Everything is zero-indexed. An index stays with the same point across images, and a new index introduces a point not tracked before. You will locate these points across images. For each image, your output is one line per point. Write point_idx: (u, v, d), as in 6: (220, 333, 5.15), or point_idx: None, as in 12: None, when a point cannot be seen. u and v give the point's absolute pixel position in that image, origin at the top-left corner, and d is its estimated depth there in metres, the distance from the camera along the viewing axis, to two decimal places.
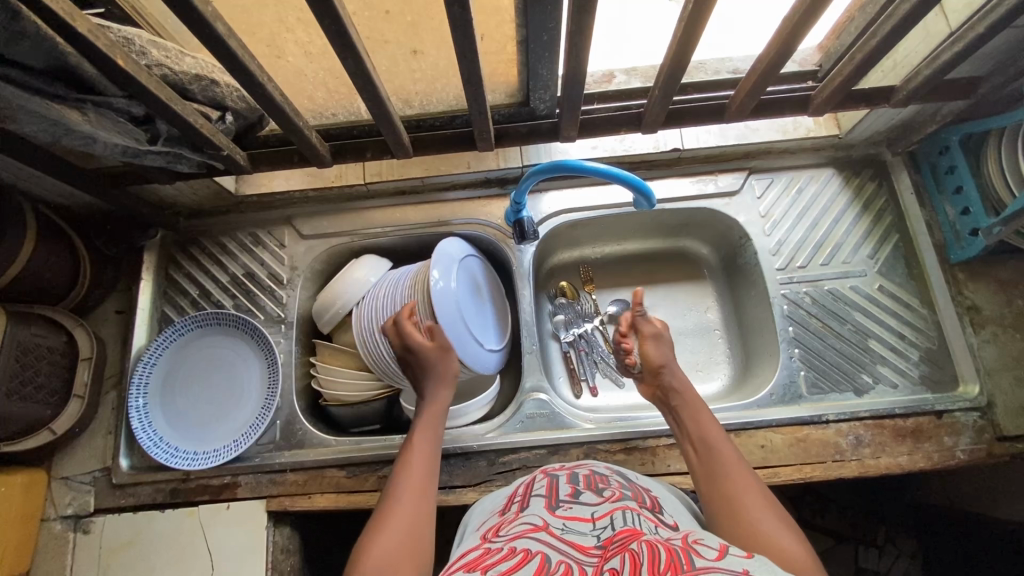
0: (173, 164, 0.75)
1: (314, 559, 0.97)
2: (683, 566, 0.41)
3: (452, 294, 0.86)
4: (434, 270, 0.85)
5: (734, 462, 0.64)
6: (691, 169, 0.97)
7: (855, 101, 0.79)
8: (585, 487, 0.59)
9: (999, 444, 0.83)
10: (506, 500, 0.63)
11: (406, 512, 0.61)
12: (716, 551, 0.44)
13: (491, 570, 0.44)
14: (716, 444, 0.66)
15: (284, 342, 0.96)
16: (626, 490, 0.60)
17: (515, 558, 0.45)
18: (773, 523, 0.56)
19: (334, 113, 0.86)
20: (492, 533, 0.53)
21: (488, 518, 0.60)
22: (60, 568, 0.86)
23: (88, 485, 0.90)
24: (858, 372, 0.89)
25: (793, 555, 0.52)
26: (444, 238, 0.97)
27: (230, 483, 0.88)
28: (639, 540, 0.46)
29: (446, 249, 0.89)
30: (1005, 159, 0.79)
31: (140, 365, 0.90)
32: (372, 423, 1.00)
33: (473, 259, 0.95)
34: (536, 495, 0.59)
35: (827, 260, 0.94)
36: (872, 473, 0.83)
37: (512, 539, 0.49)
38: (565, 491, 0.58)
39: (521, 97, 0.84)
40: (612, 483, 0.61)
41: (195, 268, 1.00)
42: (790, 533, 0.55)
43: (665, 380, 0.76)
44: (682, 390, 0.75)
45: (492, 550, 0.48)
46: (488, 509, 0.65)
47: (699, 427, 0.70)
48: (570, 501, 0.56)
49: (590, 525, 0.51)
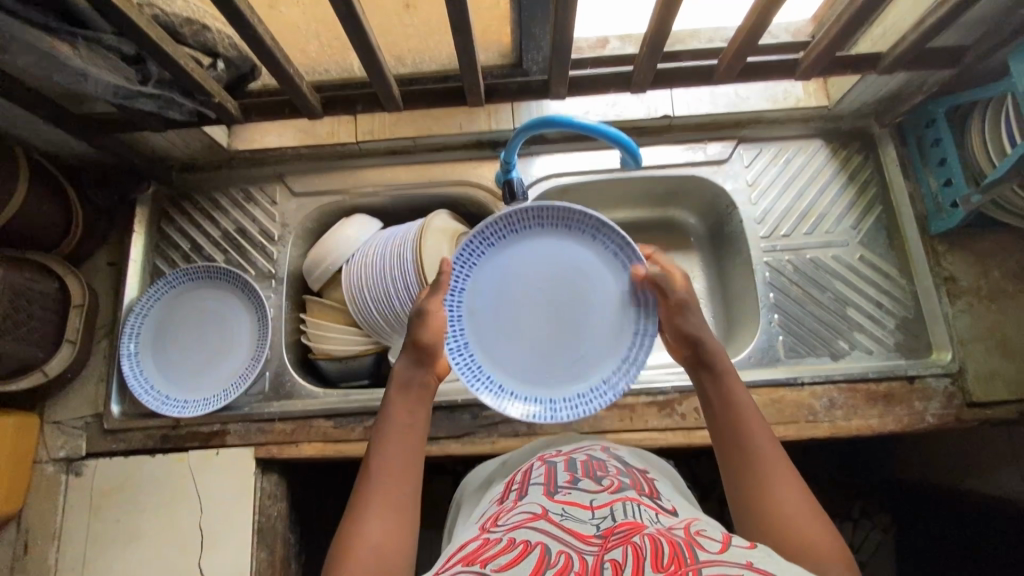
0: (165, 110, 0.74)
1: (303, 510, 0.99)
2: (687, 561, 0.43)
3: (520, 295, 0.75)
4: (500, 273, 0.75)
5: (767, 453, 0.58)
6: (681, 136, 0.98)
7: (843, 67, 0.79)
8: (583, 475, 0.62)
9: (968, 410, 0.86)
10: (505, 487, 0.65)
11: (387, 497, 0.56)
12: (720, 545, 0.46)
13: (489, 564, 0.45)
14: (749, 422, 0.61)
15: (274, 296, 0.97)
16: (624, 478, 0.63)
17: (514, 550, 0.46)
18: (803, 516, 0.52)
19: (327, 69, 0.87)
20: (490, 522, 0.55)
21: (487, 506, 0.62)
22: (53, 508, 0.88)
23: (79, 429, 0.91)
24: (835, 338, 0.91)
25: (822, 553, 0.49)
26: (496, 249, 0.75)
27: (220, 431, 0.90)
28: (641, 534, 0.48)
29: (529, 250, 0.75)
30: (990, 129, 0.80)
31: (132, 315, 0.93)
32: (360, 378, 0.99)
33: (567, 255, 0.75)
34: (534, 482, 0.62)
35: (811, 230, 0.96)
36: (844, 434, 0.85)
37: (512, 529, 0.51)
38: (563, 478, 0.61)
39: (514, 58, 0.85)
40: (610, 470, 0.64)
41: (186, 223, 1.01)
42: (819, 528, 0.51)
43: (698, 351, 0.67)
44: (718, 363, 0.66)
45: (490, 541, 0.50)
46: (485, 497, 0.67)
47: (729, 401, 0.63)
48: (568, 487, 0.59)
49: (589, 512, 0.54)
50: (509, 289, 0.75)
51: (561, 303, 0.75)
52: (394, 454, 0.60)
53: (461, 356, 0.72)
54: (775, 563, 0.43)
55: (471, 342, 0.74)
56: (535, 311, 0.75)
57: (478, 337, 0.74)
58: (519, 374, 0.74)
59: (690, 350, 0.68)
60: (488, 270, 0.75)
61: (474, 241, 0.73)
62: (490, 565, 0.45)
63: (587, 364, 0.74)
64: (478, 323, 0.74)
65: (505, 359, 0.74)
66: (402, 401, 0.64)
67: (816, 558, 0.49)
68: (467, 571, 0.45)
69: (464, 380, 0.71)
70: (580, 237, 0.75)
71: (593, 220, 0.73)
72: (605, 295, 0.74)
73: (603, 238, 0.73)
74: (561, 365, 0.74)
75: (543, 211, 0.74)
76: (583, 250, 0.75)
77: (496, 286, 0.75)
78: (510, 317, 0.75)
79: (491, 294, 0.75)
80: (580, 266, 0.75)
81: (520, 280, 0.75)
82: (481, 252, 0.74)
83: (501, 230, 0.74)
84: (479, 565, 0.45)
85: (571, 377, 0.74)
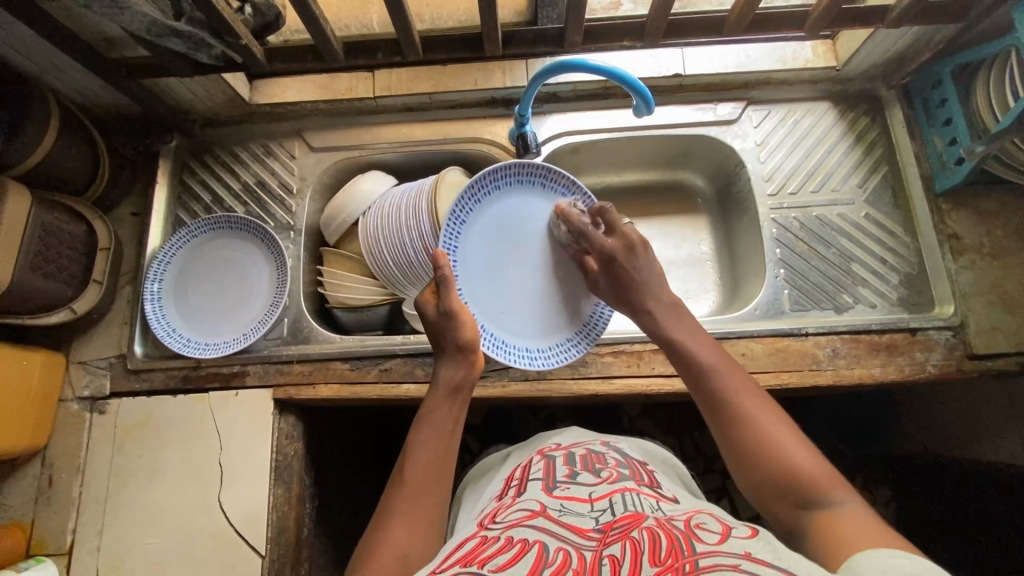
0: (194, 52, 0.76)
1: (319, 458, 1.02)
2: (684, 553, 0.46)
3: (502, 255, 0.84)
4: (482, 245, 0.83)
5: (744, 395, 0.62)
6: (691, 97, 1.00)
7: (849, 21, 0.82)
8: (582, 469, 0.68)
9: (969, 361, 0.87)
10: (505, 484, 0.71)
11: (417, 490, 0.61)
12: (718, 536, 0.49)
13: (488, 565, 0.48)
14: (722, 372, 0.64)
15: (292, 248, 1.00)
16: (624, 469, 0.69)
17: (511, 550, 0.50)
18: (792, 445, 0.57)
19: (346, 24, 0.92)
20: (490, 520, 0.60)
21: (489, 503, 0.68)
22: (77, 444, 0.91)
23: (103, 369, 0.95)
24: (839, 292, 0.93)
25: (818, 478, 0.54)
26: (467, 228, 0.82)
27: (239, 372, 0.92)
28: (639, 527, 0.52)
29: (495, 215, 0.83)
30: (994, 86, 0.82)
31: (155, 263, 0.96)
32: (374, 329, 1.02)
33: (527, 203, 0.85)
34: (534, 478, 0.67)
35: (817, 188, 0.98)
36: (847, 382, 0.87)
37: (511, 526, 0.55)
38: (562, 474, 0.67)
39: (528, 16, 0.92)
40: (609, 462, 0.70)
41: (208, 176, 1.03)
42: (807, 454, 0.57)
43: (648, 294, 0.74)
44: (683, 329, 0.70)
45: (489, 539, 0.53)
46: (487, 494, 0.73)
47: (701, 352, 0.66)
48: (567, 483, 0.64)
49: (587, 506, 0.59)
50: (493, 255, 0.83)
51: (537, 254, 0.85)
52: (429, 450, 0.64)
53: (486, 337, 0.82)
54: (771, 551, 0.46)
55: (486, 323, 0.83)
56: (521, 270, 0.85)
57: (490, 316, 0.83)
58: (533, 331, 0.85)
59: (647, 323, 0.73)
60: (470, 248, 0.83)
61: (451, 220, 0.80)
62: (490, 565, 0.48)
63: (575, 304, 0.87)
64: (484, 300, 0.83)
65: (519, 323, 0.85)
66: (443, 403, 0.69)
67: (813, 483, 0.54)
68: (465, 571, 0.48)
69: (499, 357, 0.81)
70: (534, 186, 0.85)
71: (540, 168, 0.85)
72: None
73: (551, 181, 0.86)
74: (562, 309, 0.86)
75: (497, 171, 0.82)
76: (536, 199, 0.86)
77: (481, 258, 0.83)
78: (504, 282, 0.84)
79: (484, 263, 0.83)
80: (541, 212, 0.86)
81: (502, 245, 0.84)
82: (459, 230, 0.81)
83: (468, 203, 0.81)
84: (477, 565, 0.48)
85: (571, 318, 0.87)
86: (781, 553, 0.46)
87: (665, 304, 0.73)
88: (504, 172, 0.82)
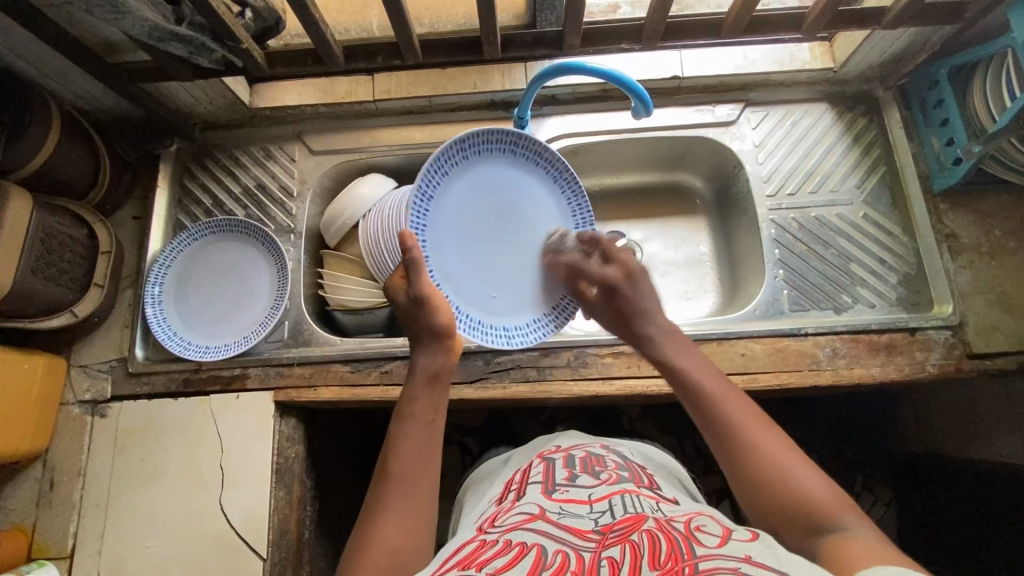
0: (195, 56, 0.77)
1: (320, 461, 1.02)
2: (684, 557, 0.46)
3: (473, 231, 0.80)
4: (449, 222, 0.79)
5: (750, 424, 0.59)
6: (690, 99, 1.01)
7: (846, 24, 0.83)
8: (581, 471, 0.68)
9: (969, 360, 0.88)
10: (505, 487, 0.71)
11: (407, 482, 0.61)
12: (718, 540, 0.49)
13: (486, 568, 0.48)
14: (727, 401, 0.61)
15: (293, 250, 1.00)
16: (623, 472, 0.69)
17: (510, 553, 0.50)
18: (801, 473, 0.55)
19: (346, 28, 0.92)
20: (489, 524, 0.59)
21: (488, 507, 0.68)
22: (78, 448, 0.91)
23: (104, 373, 0.95)
24: (838, 293, 0.94)
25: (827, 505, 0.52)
26: (434, 206, 0.78)
27: (240, 375, 0.92)
28: (639, 530, 0.52)
29: (463, 189, 0.79)
30: (991, 86, 0.83)
31: (155, 267, 0.96)
32: (374, 332, 1.02)
33: (496, 173, 0.81)
34: (533, 481, 0.67)
35: (816, 189, 0.98)
36: (847, 382, 0.87)
37: (509, 530, 0.55)
38: (562, 476, 0.67)
39: (526, 19, 0.93)
40: (608, 465, 0.70)
41: (209, 179, 1.04)
42: (818, 480, 0.55)
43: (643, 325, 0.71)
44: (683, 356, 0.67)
45: (488, 542, 0.54)
46: (487, 497, 0.73)
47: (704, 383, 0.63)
48: (567, 485, 0.64)
49: (587, 507, 0.59)
50: (462, 232, 0.80)
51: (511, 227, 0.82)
52: (413, 440, 0.63)
53: (460, 319, 0.78)
54: (771, 556, 0.46)
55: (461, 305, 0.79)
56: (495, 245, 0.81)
57: (467, 299, 0.80)
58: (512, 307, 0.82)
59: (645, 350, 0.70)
60: (438, 226, 0.78)
61: (416, 197, 0.76)
62: (489, 568, 0.48)
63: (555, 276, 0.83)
64: (458, 282, 0.79)
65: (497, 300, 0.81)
66: (423, 391, 0.67)
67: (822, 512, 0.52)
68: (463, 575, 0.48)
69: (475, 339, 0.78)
70: (505, 154, 0.81)
71: (511, 134, 0.81)
72: (547, 206, 0.84)
73: (524, 148, 0.82)
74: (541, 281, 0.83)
75: (463, 142, 0.77)
76: (507, 168, 0.82)
77: (450, 236, 0.79)
78: (477, 260, 0.81)
79: (450, 246, 0.79)
80: (514, 182, 0.82)
81: (472, 220, 0.80)
82: (426, 207, 0.77)
83: (435, 178, 0.77)
84: (475, 569, 0.48)
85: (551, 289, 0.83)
86: (781, 557, 0.46)
87: (666, 331, 0.70)
88: (470, 142, 0.78)
